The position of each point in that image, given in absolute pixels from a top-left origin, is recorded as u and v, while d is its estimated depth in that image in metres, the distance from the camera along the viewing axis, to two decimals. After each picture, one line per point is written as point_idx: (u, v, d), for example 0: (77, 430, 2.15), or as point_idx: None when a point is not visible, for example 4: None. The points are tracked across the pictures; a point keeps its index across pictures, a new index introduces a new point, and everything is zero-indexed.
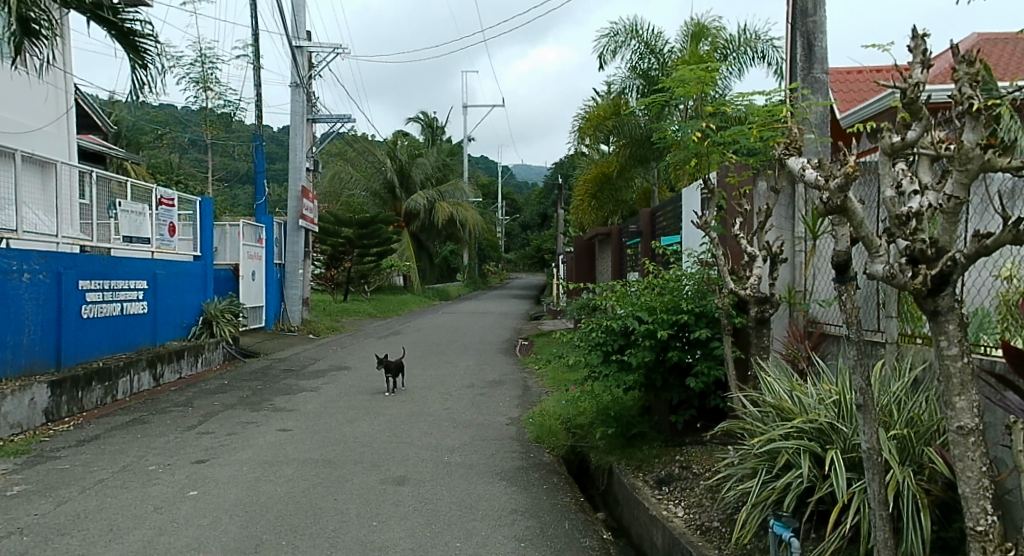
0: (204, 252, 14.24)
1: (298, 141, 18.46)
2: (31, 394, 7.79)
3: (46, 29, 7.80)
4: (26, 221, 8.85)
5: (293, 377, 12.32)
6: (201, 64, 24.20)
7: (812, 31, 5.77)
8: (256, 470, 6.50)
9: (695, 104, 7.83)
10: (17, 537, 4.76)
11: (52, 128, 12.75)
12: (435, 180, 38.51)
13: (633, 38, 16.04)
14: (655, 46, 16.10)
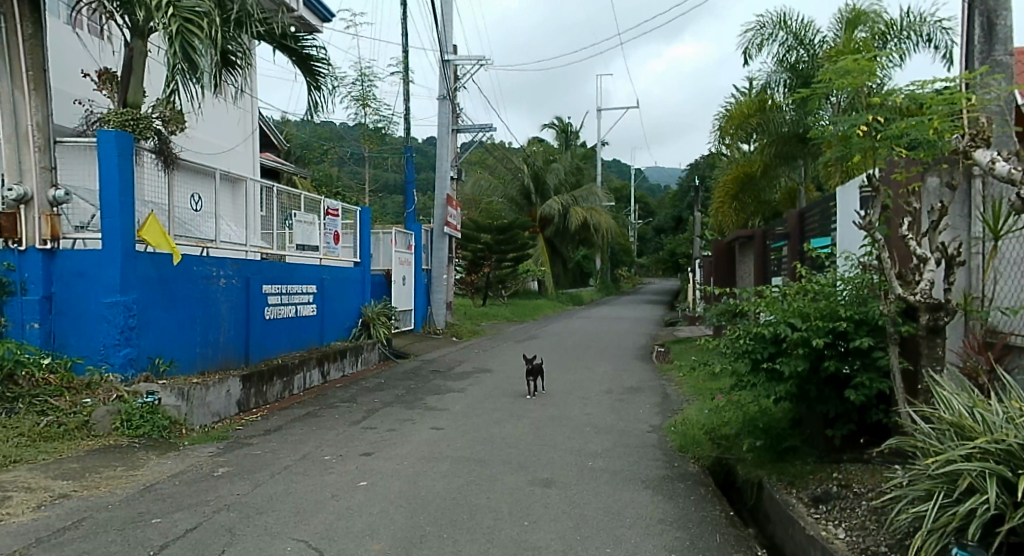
0: (363, 259, 15.19)
1: (444, 150, 19.24)
2: (228, 386, 8.69)
3: (241, 58, 8.80)
4: (223, 233, 9.89)
5: (441, 377, 12.93)
6: (361, 82, 25.85)
7: (992, 11, 5.44)
8: (415, 465, 6.94)
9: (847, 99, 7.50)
10: (225, 512, 5.31)
11: (241, 148, 14.10)
12: (569, 186, 38.93)
13: (780, 30, 14.79)
14: (803, 36, 14.71)
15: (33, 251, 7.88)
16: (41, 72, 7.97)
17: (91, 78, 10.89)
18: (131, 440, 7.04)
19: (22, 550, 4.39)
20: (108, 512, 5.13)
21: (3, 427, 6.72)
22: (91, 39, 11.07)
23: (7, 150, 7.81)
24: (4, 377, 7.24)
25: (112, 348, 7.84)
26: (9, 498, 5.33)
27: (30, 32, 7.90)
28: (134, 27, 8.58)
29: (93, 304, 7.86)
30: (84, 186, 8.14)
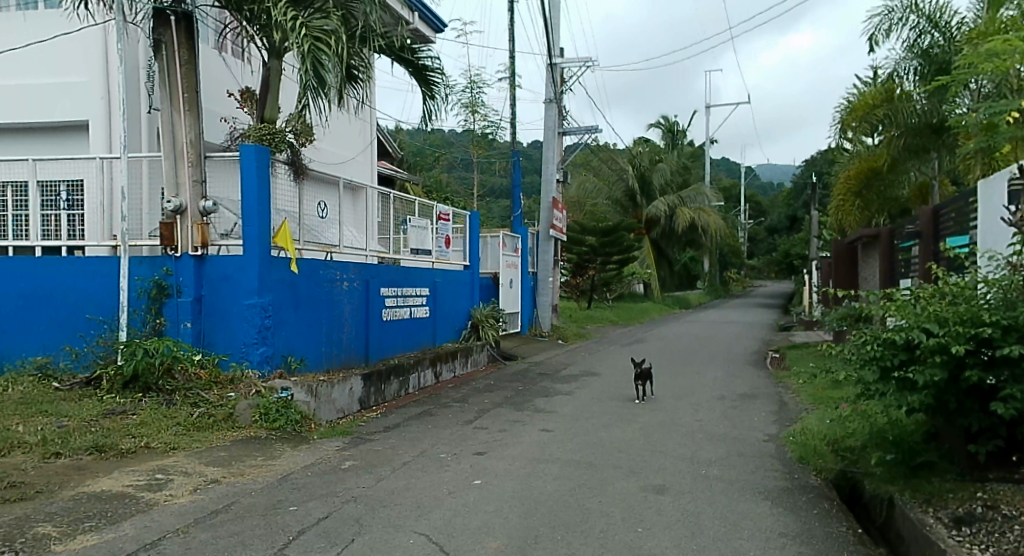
0: (473, 262, 15.53)
1: (550, 153, 19.41)
2: (350, 385, 9.12)
3: (363, 72, 9.35)
4: (346, 238, 10.44)
5: (549, 380, 13.04)
6: (470, 90, 26.43)
7: None
8: (527, 466, 7.05)
9: (990, 83, 7.03)
10: (352, 503, 5.55)
11: (361, 157, 14.77)
12: (677, 186, 38.37)
13: (912, 14, 13.79)
14: (938, 19, 13.72)
15: (186, 257, 8.62)
16: (194, 94, 8.71)
17: (235, 97, 11.77)
18: (269, 432, 7.55)
19: (183, 528, 4.83)
20: (252, 498, 5.55)
21: (162, 417, 7.44)
22: (235, 61, 11.94)
23: (168, 165, 8.61)
24: (162, 372, 8.03)
25: (252, 347, 8.46)
26: (170, 481, 5.87)
27: (186, 58, 8.65)
28: (271, 48, 9.21)
29: (235, 305, 8.51)
30: (227, 195, 8.73)
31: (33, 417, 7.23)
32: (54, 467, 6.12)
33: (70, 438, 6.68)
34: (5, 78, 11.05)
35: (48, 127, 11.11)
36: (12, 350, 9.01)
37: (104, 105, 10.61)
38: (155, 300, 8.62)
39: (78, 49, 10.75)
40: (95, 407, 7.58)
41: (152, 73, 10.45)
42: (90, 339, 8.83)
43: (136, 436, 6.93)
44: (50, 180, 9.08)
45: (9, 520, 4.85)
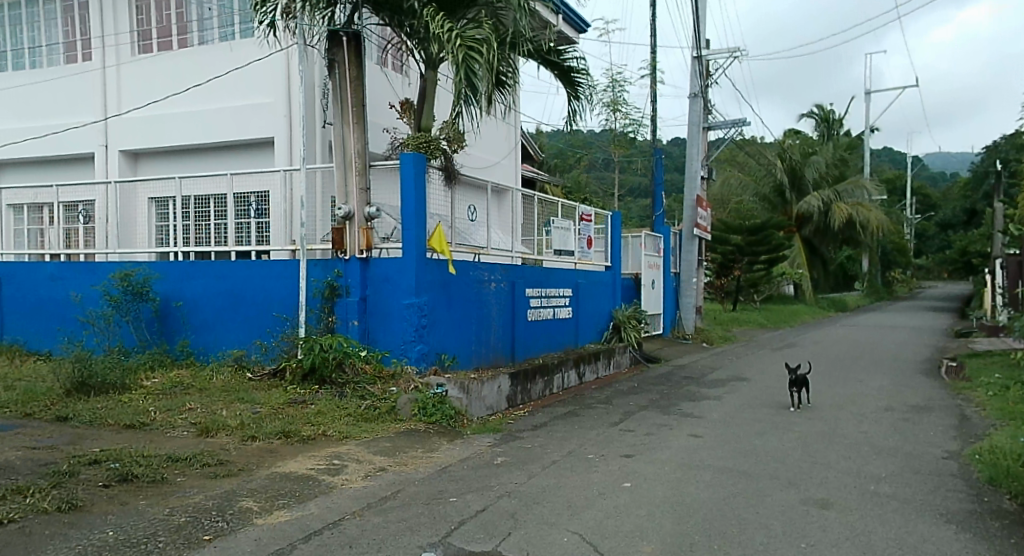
0: (615, 262, 15.46)
1: (694, 149, 19.00)
2: (499, 383, 9.36)
3: (510, 78, 9.56)
4: (494, 240, 10.77)
5: (695, 384, 12.77)
6: (612, 89, 26.31)
7: None
8: (678, 471, 6.93)
9: None
10: (507, 498, 5.70)
11: (506, 161, 15.12)
12: (833, 179, 36.41)
13: None
14: None
15: (354, 260, 9.25)
16: (361, 107, 9.28)
17: (395, 108, 12.42)
18: (427, 426, 7.92)
19: (358, 511, 5.22)
20: (416, 487, 5.87)
21: (336, 408, 8.04)
22: (395, 75, 12.65)
23: (340, 175, 9.27)
24: (335, 366, 8.69)
25: (411, 344, 8.93)
26: (345, 467, 6.34)
27: (355, 74, 9.27)
28: (428, 60, 9.61)
29: (395, 305, 9.03)
30: (389, 202, 9.27)
31: (234, 403, 8.30)
32: (250, 448, 6.86)
33: (262, 423, 7.47)
34: (204, 102, 12.30)
35: (240, 144, 12.21)
36: (216, 343, 10.17)
37: (283, 121, 11.54)
38: (327, 300, 9.33)
39: (263, 72, 11.80)
40: (281, 396, 8.40)
41: (326, 91, 11.35)
42: (277, 334, 9.69)
43: (315, 424, 7.53)
44: (243, 192, 10.09)
45: (218, 494, 5.53)
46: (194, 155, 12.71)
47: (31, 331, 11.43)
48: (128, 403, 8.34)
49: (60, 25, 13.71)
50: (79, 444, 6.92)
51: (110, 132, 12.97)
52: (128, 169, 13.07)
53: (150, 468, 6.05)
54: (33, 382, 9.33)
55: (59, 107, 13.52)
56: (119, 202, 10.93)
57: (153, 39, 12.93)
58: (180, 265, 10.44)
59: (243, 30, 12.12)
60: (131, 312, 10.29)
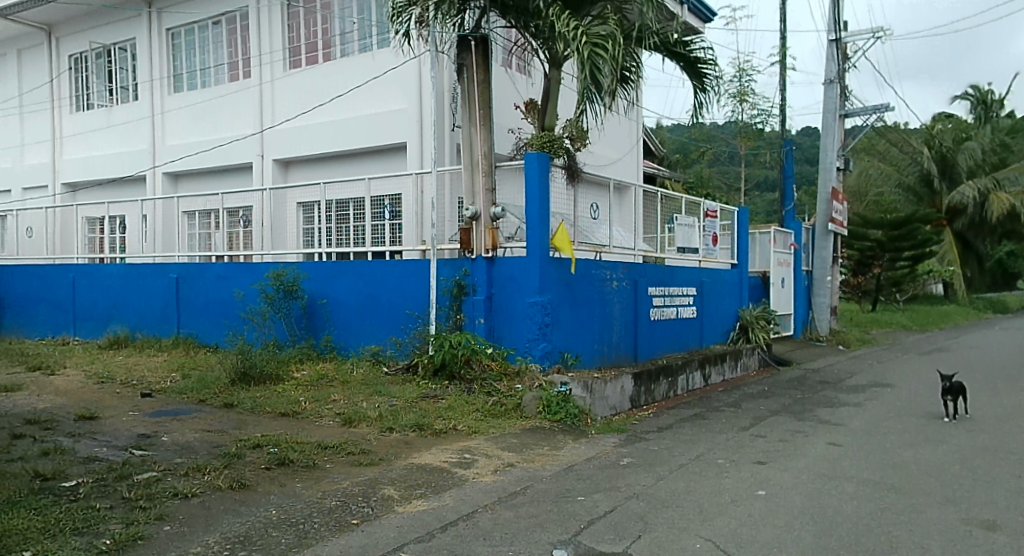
0: (742, 260, 14.95)
1: (829, 139, 18.07)
2: (622, 383, 9.28)
3: (634, 73, 9.45)
4: (616, 238, 10.70)
5: (832, 389, 12.15)
6: (739, 78, 25.46)
7: None
8: (818, 481, 6.60)
9: None
10: (636, 500, 5.64)
11: (627, 157, 14.97)
12: (991, 166, 33.59)
13: None
14: None
15: (480, 259, 9.47)
16: (489, 109, 9.47)
17: (520, 109, 12.59)
18: (552, 424, 7.96)
19: (490, 505, 5.34)
20: (544, 484, 5.93)
21: (465, 403, 8.26)
22: (519, 75, 12.82)
23: (467, 176, 9.49)
24: (463, 362, 8.93)
25: (534, 342, 9.03)
26: (475, 461, 6.50)
27: (483, 77, 9.48)
28: (552, 59, 9.68)
29: (519, 304, 9.15)
30: (513, 202, 9.39)
31: (372, 395, 8.70)
32: (388, 439, 7.18)
33: (399, 416, 7.79)
34: (345, 110, 12.96)
35: (377, 150, 12.74)
36: (356, 339, 10.69)
37: (416, 126, 11.95)
38: (455, 298, 9.60)
39: (398, 79, 12.28)
40: (414, 390, 8.73)
41: (455, 94, 11.68)
42: (410, 331, 10.06)
43: (446, 418, 7.77)
44: (379, 195, 10.56)
45: (362, 480, 5.84)
46: (336, 161, 13.40)
47: (200, 326, 12.48)
48: (281, 393, 8.94)
49: (224, 47, 14.70)
50: (242, 429, 7.50)
51: (265, 143, 13.93)
52: (280, 176, 13.96)
53: (303, 453, 6.50)
54: (203, 371, 10.21)
55: (221, 121, 14.67)
56: (272, 206, 11.78)
57: (301, 55, 13.72)
58: (324, 265, 11.07)
59: (380, 40, 12.62)
60: (283, 309, 11.04)
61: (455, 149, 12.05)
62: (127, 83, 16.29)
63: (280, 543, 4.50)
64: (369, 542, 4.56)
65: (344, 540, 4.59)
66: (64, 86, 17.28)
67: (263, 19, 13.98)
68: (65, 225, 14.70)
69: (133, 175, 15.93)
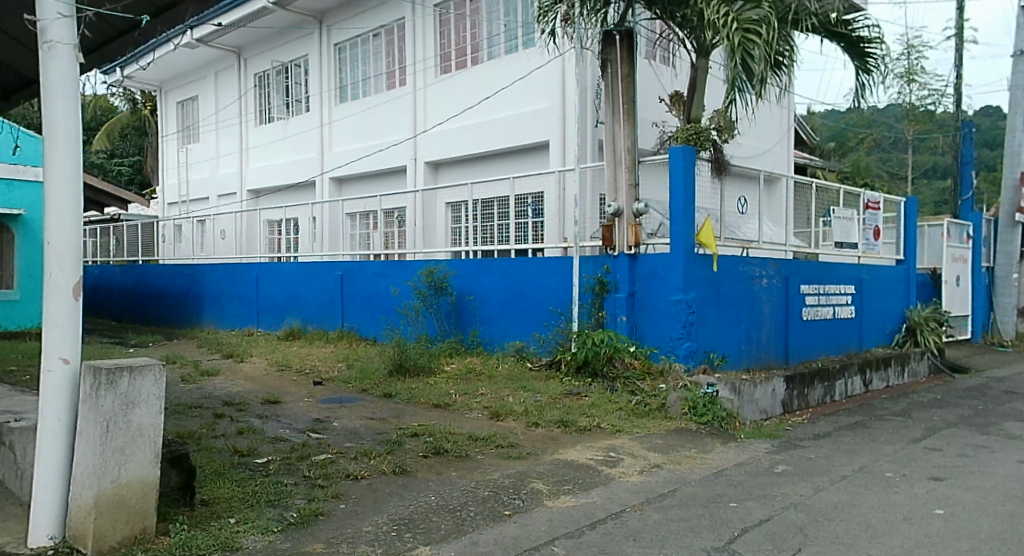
0: (908, 255, 14.00)
1: (1017, 119, 16.46)
2: (773, 386, 9.01)
3: (787, 57, 9.09)
4: (765, 233, 10.36)
5: (1020, 401, 11.12)
6: (907, 56, 23.76)
7: None
8: (1005, 502, 6.10)
9: None
10: (795, 511, 5.49)
11: (778, 148, 14.41)
12: None
13: None
14: None
15: (623, 256, 9.51)
16: (632, 104, 9.48)
17: (665, 102, 12.45)
18: (698, 426, 7.88)
19: (639, 505, 5.41)
20: (693, 488, 5.92)
21: (608, 401, 8.34)
22: (663, 67, 12.65)
23: (610, 172, 9.54)
24: (605, 360, 9.05)
25: (678, 341, 8.94)
26: (622, 460, 6.58)
27: (627, 71, 9.51)
28: (700, 49, 9.53)
29: (663, 302, 9.10)
30: (656, 197, 9.36)
31: (517, 390, 8.96)
32: (535, 434, 7.40)
33: (544, 411, 8.01)
34: (491, 112, 13.37)
35: (523, 149, 13.05)
36: (502, 335, 11.04)
37: (560, 124, 12.12)
38: (598, 295, 9.70)
39: (543, 78, 12.49)
40: (558, 387, 8.91)
41: (599, 91, 11.77)
42: (552, 327, 10.26)
43: (589, 415, 7.89)
44: (523, 194, 10.82)
45: (513, 473, 6.09)
46: (483, 162, 13.84)
47: (361, 320, 13.33)
48: (434, 385, 9.43)
49: (382, 57, 15.55)
50: (401, 418, 7.99)
51: (419, 146, 14.64)
52: (431, 177, 14.64)
53: (457, 444, 6.84)
54: (364, 362, 10.95)
55: (379, 127, 15.56)
56: (424, 206, 12.38)
57: (451, 59, 14.26)
58: (471, 262, 11.50)
59: (526, 41, 12.86)
60: (433, 305, 11.64)
61: (598, 146, 12.15)
62: (301, 96, 17.60)
63: (440, 528, 4.80)
64: (522, 534, 4.77)
65: (498, 530, 4.83)
66: (251, 102, 18.92)
67: (418, 28, 14.64)
68: (251, 227, 16.13)
69: (304, 180, 17.26)
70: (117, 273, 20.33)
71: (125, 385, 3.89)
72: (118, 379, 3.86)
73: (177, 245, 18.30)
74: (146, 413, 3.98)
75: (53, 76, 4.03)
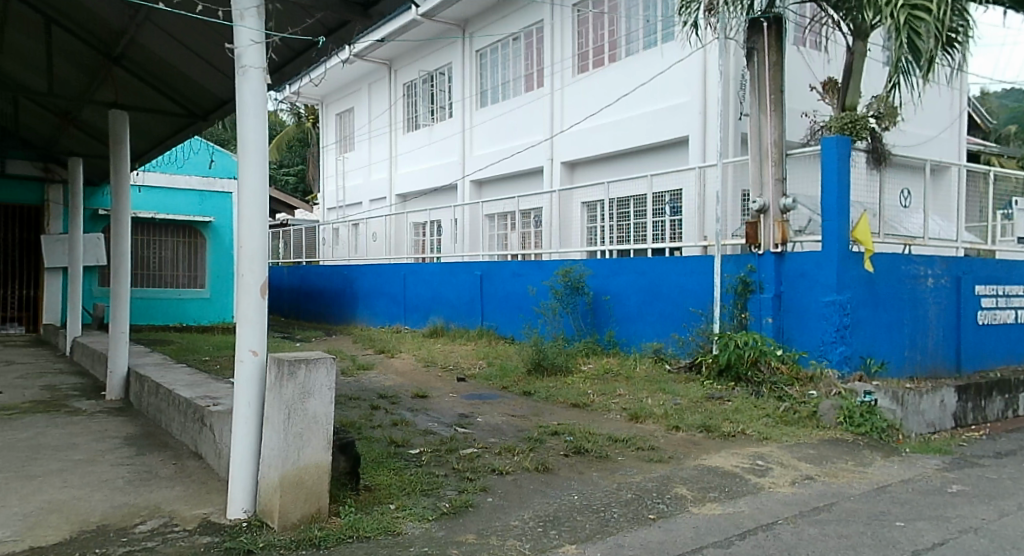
0: None
1: None
2: (942, 396, 8.39)
3: (961, 33, 8.41)
4: (933, 228, 9.67)
5: None
6: None
7: None
8: None
9: None
10: (974, 536, 5.09)
11: (946, 134, 13.39)
12: None
13: None
14: None
15: (769, 254, 9.21)
16: (780, 93, 9.14)
17: (817, 89, 11.88)
18: (855, 437, 7.48)
19: (792, 518, 5.24)
20: (853, 503, 5.65)
21: (754, 407, 8.07)
22: (815, 53, 12.05)
23: (755, 167, 9.23)
24: (750, 364, 8.79)
25: (831, 345, 8.53)
26: (771, 469, 6.38)
27: (775, 59, 9.18)
28: (857, 31, 9.05)
29: (814, 304, 8.72)
30: (805, 191, 8.98)
31: (656, 393, 8.87)
32: (675, 438, 7.31)
33: (685, 415, 7.89)
34: (628, 109, 13.30)
35: (661, 146, 12.87)
36: (638, 336, 10.97)
37: (700, 119, 11.85)
38: (741, 296, 9.45)
39: (683, 72, 12.25)
40: (699, 390, 8.73)
41: (743, 81, 11.41)
42: (692, 329, 10.07)
43: (733, 421, 7.69)
44: (660, 191, 10.66)
45: (656, 477, 6.05)
46: (620, 161, 13.78)
47: (500, 319, 13.62)
48: (571, 384, 9.51)
49: (522, 59, 15.82)
50: (541, 415, 8.15)
51: (556, 147, 14.81)
52: (567, 178, 14.76)
53: (597, 444, 6.89)
54: (504, 360, 11.23)
55: (519, 129, 15.85)
56: (560, 206, 12.49)
57: (589, 58, 14.28)
58: (607, 262, 11.49)
59: (665, 34, 12.59)
60: (570, 305, 11.75)
61: (741, 139, 11.81)
62: (445, 102, 18.23)
63: (585, 528, 4.87)
64: (669, 539, 4.74)
65: (644, 534, 4.83)
66: (400, 110, 19.81)
67: (557, 29, 14.78)
68: (398, 229, 16.93)
69: (447, 183, 17.90)
70: (284, 273, 21.97)
71: (303, 376, 4.24)
72: (297, 370, 4.22)
73: (335, 247, 19.50)
74: (320, 403, 4.31)
75: (246, 97, 4.49)
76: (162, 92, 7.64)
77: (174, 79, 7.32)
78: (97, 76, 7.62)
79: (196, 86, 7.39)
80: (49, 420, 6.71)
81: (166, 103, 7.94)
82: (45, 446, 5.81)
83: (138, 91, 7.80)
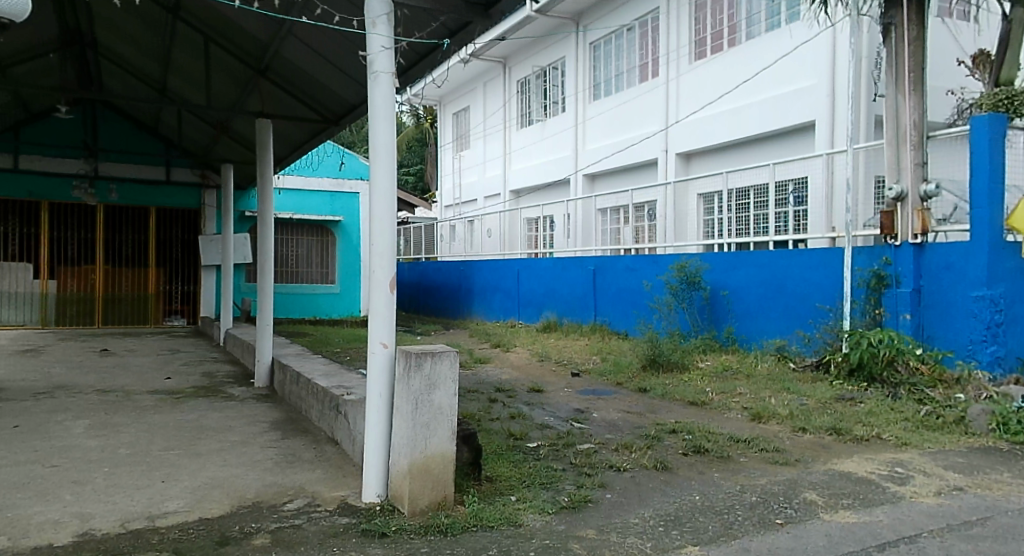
0: None
1: None
2: None
3: None
4: None
5: None
6: None
7: None
8: None
9: None
10: None
11: None
12: None
13: None
14: None
15: (906, 245, 8.63)
16: (921, 71, 8.57)
17: (965, 64, 11.07)
18: (1012, 447, 6.71)
19: (938, 530, 4.90)
20: (1010, 519, 5.21)
21: (891, 410, 7.58)
22: (963, 24, 11.21)
23: (891, 151, 8.72)
24: (886, 364, 8.28)
25: (980, 345, 7.93)
26: (913, 477, 5.99)
27: (916, 34, 8.58)
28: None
29: (961, 299, 8.12)
30: (950, 176, 8.38)
31: (780, 392, 8.51)
32: (803, 440, 7.00)
33: (812, 416, 7.53)
34: (746, 96, 12.86)
35: (784, 134, 12.37)
36: (759, 332, 10.58)
37: (828, 103, 11.29)
38: (874, 290, 8.91)
39: (810, 54, 11.68)
40: (828, 390, 8.30)
41: (877, 60, 10.75)
42: (819, 326, 9.58)
43: (867, 424, 7.27)
44: (783, 180, 10.21)
45: (782, 480, 5.80)
46: (738, 150, 13.35)
47: (614, 314, 13.47)
48: (688, 382, 9.28)
49: (636, 50, 15.58)
50: (658, 412, 8.01)
51: (670, 138, 14.53)
52: (683, 168, 14.46)
53: (718, 444, 6.69)
54: (618, 356, 11.10)
55: (632, 121, 15.65)
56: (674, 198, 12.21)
57: (707, 44, 13.88)
58: (725, 255, 11.15)
59: (790, 14, 12.04)
60: (686, 300, 11.48)
61: (876, 121, 11.24)
62: (558, 97, 18.22)
63: (709, 529, 4.73)
64: (800, 546, 4.54)
65: (773, 539, 4.64)
66: (513, 107, 19.98)
67: (672, 18, 14.46)
68: (513, 225, 17.13)
69: (560, 177, 17.92)
70: (405, 267, 22.65)
71: (429, 368, 4.35)
72: (423, 362, 4.34)
73: (453, 243, 19.94)
74: (446, 395, 4.40)
75: (377, 101, 4.64)
76: (299, 99, 8.00)
77: (311, 88, 7.66)
78: (244, 84, 8.11)
79: (329, 93, 7.68)
80: (207, 404, 7.20)
81: (304, 110, 8.30)
82: (205, 428, 6.24)
83: (279, 99, 8.21)
